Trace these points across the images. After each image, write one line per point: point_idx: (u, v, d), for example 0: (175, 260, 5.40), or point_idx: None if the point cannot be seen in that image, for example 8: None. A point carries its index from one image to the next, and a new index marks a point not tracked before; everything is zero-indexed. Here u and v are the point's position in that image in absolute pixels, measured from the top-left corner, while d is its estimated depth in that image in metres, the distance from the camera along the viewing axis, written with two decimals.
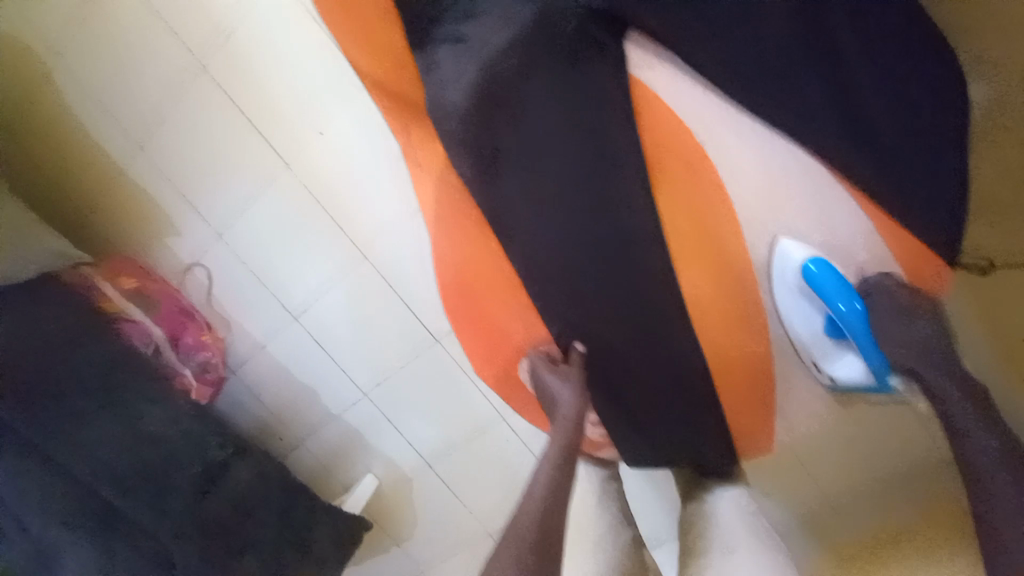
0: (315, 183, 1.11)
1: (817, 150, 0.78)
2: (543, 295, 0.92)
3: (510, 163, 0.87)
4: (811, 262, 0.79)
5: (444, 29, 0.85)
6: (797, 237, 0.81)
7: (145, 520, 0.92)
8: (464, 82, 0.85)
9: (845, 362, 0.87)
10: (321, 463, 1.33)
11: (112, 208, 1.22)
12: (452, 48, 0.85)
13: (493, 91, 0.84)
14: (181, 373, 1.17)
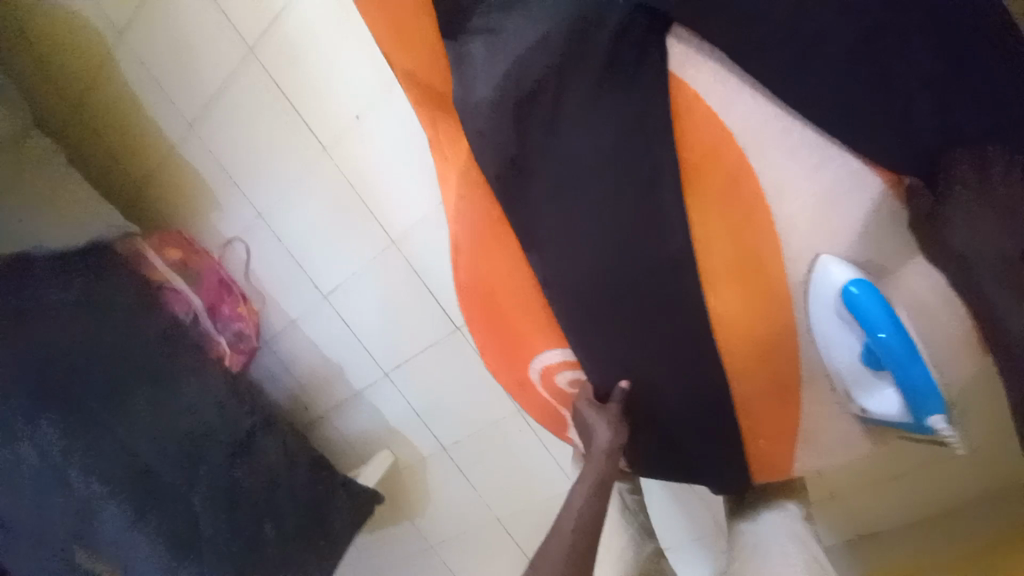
0: (352, 169, 1.07)
1: (969, 176, 0.48)
2: (580, 332, 0.62)
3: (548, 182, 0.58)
4: (853, 286, 0.49)
5: (480, 10, 0.58)
6: (844, 259, 0.51)
7: (182, 482, 0.99)
8: (506, 75, 0.56)
9: (878, 398, 0.51)
10: (343, 435, 1.39)
11: (167, 183, 1.31)
12: (490, 31, 0.57)
13: (542, 90, 0.56)
14: (216, 341, 1.21)
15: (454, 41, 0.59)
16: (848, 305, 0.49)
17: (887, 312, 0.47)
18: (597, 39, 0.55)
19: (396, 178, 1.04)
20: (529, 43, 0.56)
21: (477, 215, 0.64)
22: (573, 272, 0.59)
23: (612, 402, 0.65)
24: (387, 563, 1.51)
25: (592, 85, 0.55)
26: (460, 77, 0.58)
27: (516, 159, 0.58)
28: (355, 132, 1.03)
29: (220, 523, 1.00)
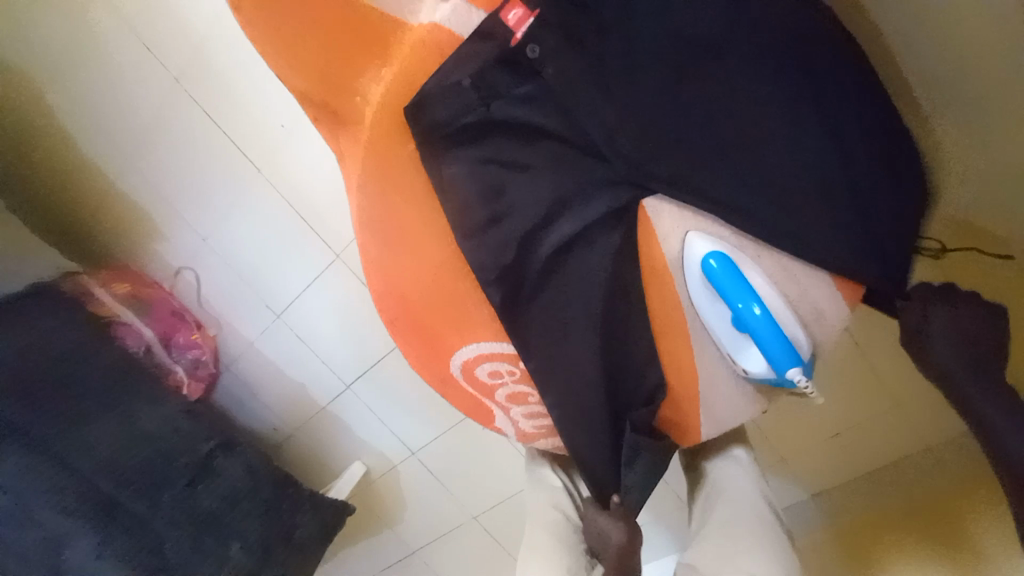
0: (289, 187, 1.10)
1: (811, 165, 0.56)
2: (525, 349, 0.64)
3: (528, 290, 0.62)
4: (711, 257, 0.55)
5: (463, 120, 0.60)
6: (711, 238, 0.57)
7: (143, 508, 1.00)
8: (492, 201, 0.61)
9: (750, 355, 0.57)
10: (312, 451, 1.41)
11: (109, 218, 1.32)
12: (475, 148, 0.61)
13: (523, 205, 0.60)
14: (174, 370, 1.26)
15: (436, 167, 0.63)
16: (710, 277, 0.55)
17: (742, 280, 0.54)
18: (569, 159, 0.59)
19: (332, 196, 1.08)
20: (511, 170, 0.61)
21: (382, 218, 0.67)
22: (557, 343, 0.63)
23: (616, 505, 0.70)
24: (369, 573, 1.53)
25: (572, 198, 0.60)
26: (449, 207, 0.63)
27: (511, 267, 0.62)
28: (286, 149, 1.06)
29: (187, 547, 1.01)
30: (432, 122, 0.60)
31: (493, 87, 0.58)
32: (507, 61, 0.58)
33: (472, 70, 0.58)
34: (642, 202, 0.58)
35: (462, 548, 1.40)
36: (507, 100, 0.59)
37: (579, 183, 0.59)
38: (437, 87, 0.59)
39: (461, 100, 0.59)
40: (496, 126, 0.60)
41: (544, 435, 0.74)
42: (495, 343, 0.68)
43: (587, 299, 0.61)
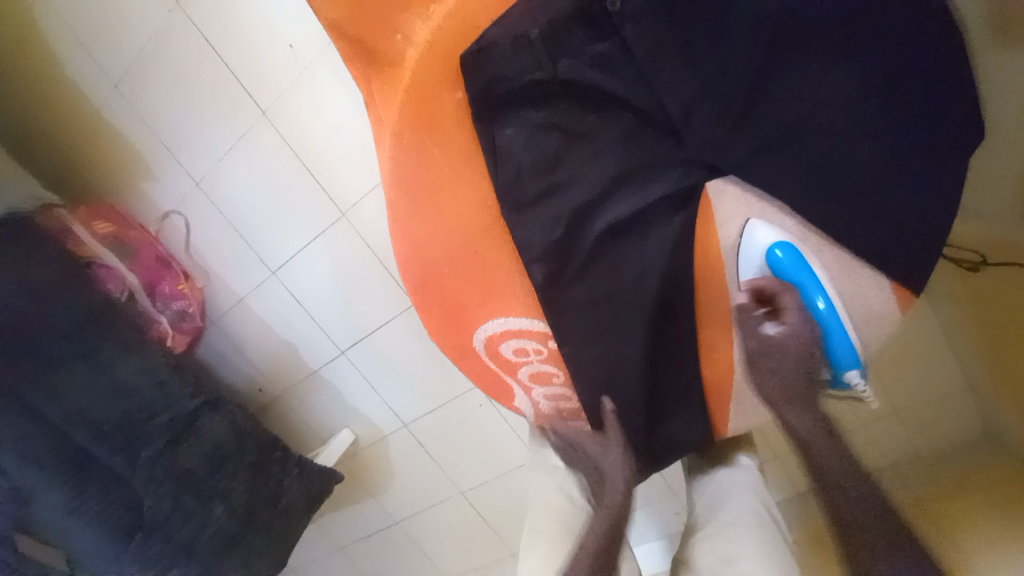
0: (295, 132, 1.02)
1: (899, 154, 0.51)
2: (565, 326, 0.63)
3: (575, 266, 0.61)
4: (778, 248, 0.54)
5: (528, 80, 0.57)
6: (779, 230, 0.55)
7: (120, 465, 0.95)
8: (550, 171, 0.59)
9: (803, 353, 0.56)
10: (300, 415, 1.36)
11: (93, 150, 1.21)
12: (536, 113, 0.59)
13: (581, 177, 0.59)
14: (159, 321, 1.17)
15: (488, 128, 0.60)
16: (776, 267, 0.54)
17: (808, 272, 0.53)
18: (641, 135, 0.57)
19: (340, 144, 1.00)
20: (573, 138, 0.59)
21: (413, 179, 0.63)
22: (598, 320, 0.62)
23: (612, 427, 0.67)
24: (349, 540, 1.51)
25: (638, 176, 0.58)
26: (495, 175, 0.60)
27: (563, 242, 0.60)
28: (294, 89, 0.97)
29: (166, 500, 0.97)
30: (492, 76, 0.58)
31: (565, 45, 0.56)
32: (587, 16, 0.55)
33: (541, 23, 0.56)
34: (711, 185, 0.56)
35: (447, 524, 1.37)
36: (578, 60, 0.56)
37: (641, 156, 0.58)
38: (502, 40, 0.57)
39: (528, 55, 0.56)
40: (563, 89, 0.57)
41: (563, 418, 0.73)
42: (523, 319, 0.66)
43: (634, 277, 0.60)
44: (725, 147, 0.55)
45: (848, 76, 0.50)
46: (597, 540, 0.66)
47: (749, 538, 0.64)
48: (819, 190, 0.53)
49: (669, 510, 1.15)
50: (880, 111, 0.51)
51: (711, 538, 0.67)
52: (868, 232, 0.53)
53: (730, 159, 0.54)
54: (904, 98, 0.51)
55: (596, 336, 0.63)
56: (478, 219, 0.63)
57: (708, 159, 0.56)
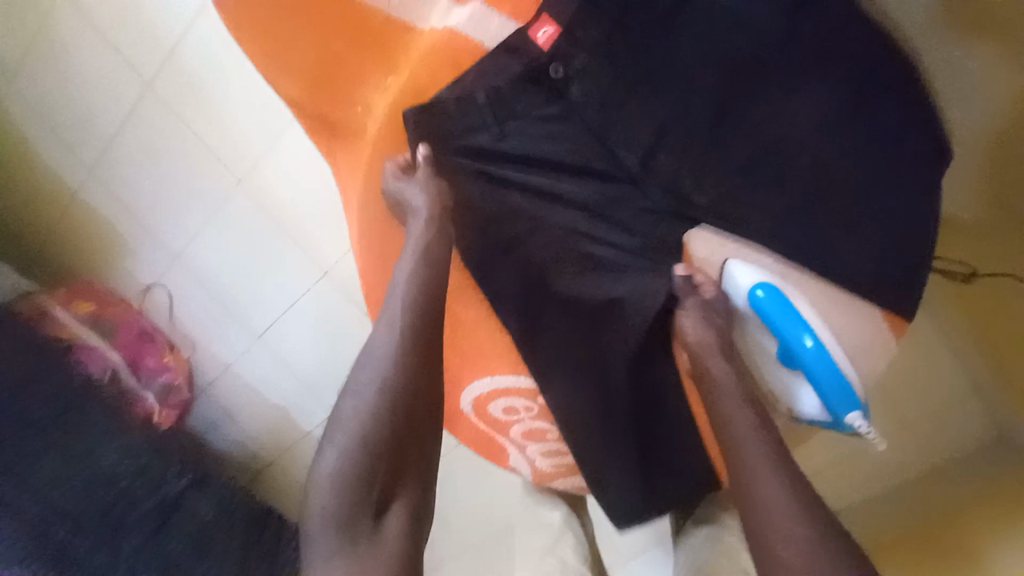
0: (268, 192, 1.01)
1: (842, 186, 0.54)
2: (546, 372, 0.63)
3: (553, 315, 0.62)
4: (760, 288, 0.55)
5: (479, 138, 0.61)
6: (756, 265, 0.57)
7: (105, 560, 0.90)
8: (517, 222, 0.62)
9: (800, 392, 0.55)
10: (296, 482, 1.30)
11: (71, 231, 1.21)
12: (492, 170, 0.62)
13: (546, 226, 0.62)
14: (144, 397, 1.14)
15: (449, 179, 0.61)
16: (757, 306, 0.55)
17: (790, 309, 0.53)
18: (592, 182, 0.61)
19: (311, 205, 1.00)
20: (531, 192, 0.62)
21: (378, 241, 0.63)
22: (587, 366, 0.62)
23: (419, 170, 0.59)
24: None
25: (597, 221, 0.62)
26: (461, 230, 0.62)
27: (538, 292, 0.62)
28: (264, 155, 0.98)
29: None
30: (444, 136, 0.60)
31: (511, 105, 0.60)
32: (534, 80, 0.59)
33: (485, 88, 0.59)
34: (687, 232, 0.59)
35: None
36: (527, 119, 0.60)
37: (595, 200, 0.61)
38: (452, 98, 0.59)
39: (475, 116, 0.60)
40: (514, 146, 0.61)
41: (561, 474, 0.70)
42: (507, 378, 0.65)
43: (620, 322, 0.60)
44: (687, 189, 0.57)
45: (781, 122, 0.55)
46: (379, 370, 0.51)
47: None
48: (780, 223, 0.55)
49: None
50: (824, 146, 0.54)
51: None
52: (837, 257, 0.54)
53: (678, 203, 0.58)
54: (846, 134, 0.54)
55: (584, 383, 0.63)
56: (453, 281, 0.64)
57: (660, 202, 0.59)
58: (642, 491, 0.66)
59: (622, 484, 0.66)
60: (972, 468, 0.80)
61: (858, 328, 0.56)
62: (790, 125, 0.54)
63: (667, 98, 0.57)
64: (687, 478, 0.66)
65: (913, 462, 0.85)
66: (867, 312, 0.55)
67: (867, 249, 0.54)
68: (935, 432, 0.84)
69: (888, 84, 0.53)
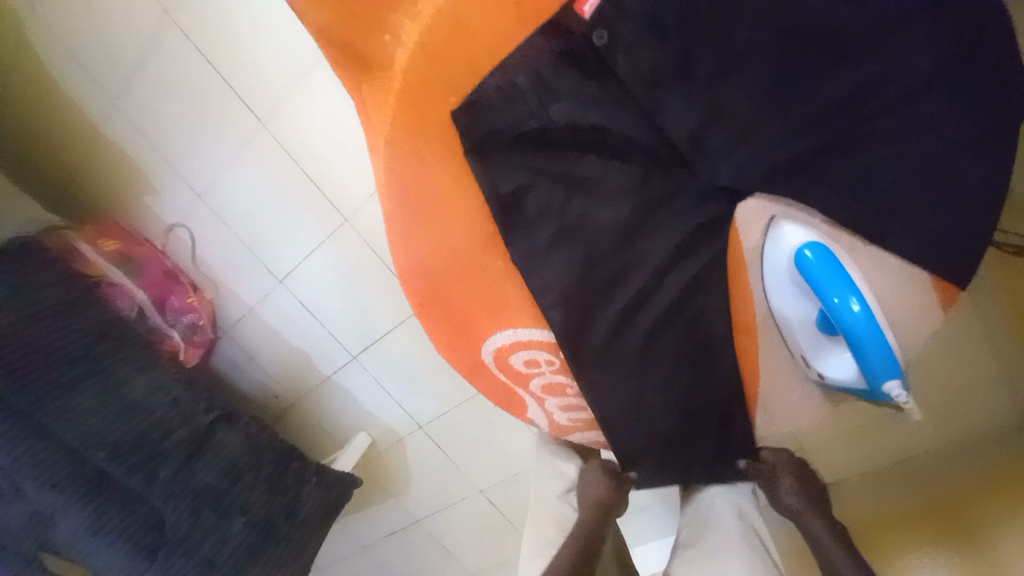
0: (293, 142, 0.99)
1: (924, 145, 0.47)
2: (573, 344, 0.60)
3: (592, 286, 0.58)
4: (811, 255, 0.50)
5: (519, 122, 0.56)
6: (811, 233, 0.51)
7: (139, 485, 0.95)
8: (563, 215, 0.57)
9: (838, 363, 0.52)
10: (317, 421, 1.36)
11: (95, 166, 1.21)
12: (531, 153, 0.57)
13: (589, 203, 0.57)
14: (170, 335, 1.18)
15: (482, 167, 0.58)
16: (803, 269, 0.50)
17: (843, 273, 0.48)
18: (646, 167, 0.55)
19: (338, 153, 0.97)
20: (581, 187, 0.57)
21: (416, 202, 0.62)
22: (614, 337, 0.59)
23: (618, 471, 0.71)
24: (371, 539, 1.50)
25: (651, 195, 0.55)
26: (497, 204, 0.59)
27: (578, 267, 0.58)
28: (288, 96, 0.95)
29: (186, 517, 0.97)
30: (485, 129, 0.57)
31: (555, 89, 0.54)
32: (576, 54, 0.54)
33: (530, 67, 0.54)
34: (733, 208, 0.54)
35: (467, 524, 1.35)
36: (574, 101, 0.54)
37: (643, 171, 0.55)
38: (494, 88, 0.55)
39: (518, 104, 0.55)
40: (561, 132, 0.55)
41: (580, 429, 0.71)
42: (529, 332, 0.64)
43: (654, 288, 0.57)
44: (750, 182, 0.52)
45: (864, 87, 0.47)
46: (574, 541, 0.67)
47: (739, 559, 0.62)
48: (846, 210, 0.50)
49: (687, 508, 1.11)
50: (908, 112, 0.47)
51: (701, 558, 0.65)
52: (902, 227, 0.49)
53: (740, 174, 0.52)
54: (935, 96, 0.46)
55: (620, 365, 0.60)
56: (482, 263, 0.62)
57: (727, 184, 0.53)
58: (663, 459, 0.65)
59: (645, 453, 0.65)
60: (981, 448, 0.78)
61: (906, 296, 0.51)
62: (875, 86, 0.47)
63: (729, 70, 0.49)
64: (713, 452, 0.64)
65: (915, 443, 0.84)
66: (921, 290, 0.52)
67: (935, 238, 0.49)
68: (944, 417, 0.81)
69: (991, 19, 0.46)
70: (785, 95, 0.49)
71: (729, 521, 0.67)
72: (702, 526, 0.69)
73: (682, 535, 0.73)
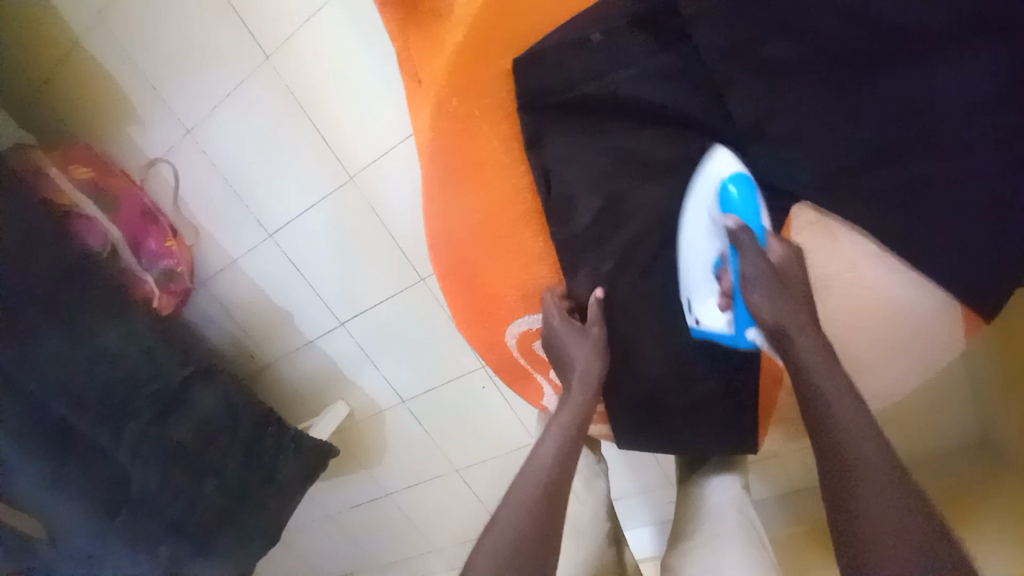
0: (298, 84, 0.92)
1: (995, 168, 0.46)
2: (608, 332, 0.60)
3: (630, 270, 0.56)
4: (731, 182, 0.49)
5: (579, 84, 0.52)
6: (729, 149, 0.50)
7: (105, 439, 0.88)
8: (603, 190, 0.54)
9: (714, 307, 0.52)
10: (293, 385, 1.30)
11: (71, 84, 1.09)
12: (586, 122, 0.54)
13: (637, 179, 0.53)
14: (144, 279, 1.06)
15: (533, 129, 0.55)
16: (724, 203, 0.49)
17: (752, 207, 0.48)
18: (710, 152, 0.51)
19: (351, 101, 0.91)
20: (633, 162, 0.53)
21: (454, 162, 0.57)
22: (644, 321, 0.58)
23: (591, 319, 0.58)
24: (337, 509, 1.48)
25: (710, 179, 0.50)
26: (547, 176, 0.56)
27: (620, 251, 0.56)
28: (304, 33, 0.88)
29: (154, 477, 0.92)
30: (540, 82, 0.53)
31: (625, 52, 0.51)
32: (653, 18, 0.50)
33: (604, 24, 0.51)
34: (788, 209, 0.51)
35: (438, 501, 1.34)
36: (640, 69, 0.51)
37: (703, 158, 0.51)
38: (559, 40, 0.52)
39: (583, 62, 0.51)
40: (620, 101, 0.51)
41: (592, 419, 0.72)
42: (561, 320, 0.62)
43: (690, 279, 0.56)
44: (805, 184, 0.50)
45: None
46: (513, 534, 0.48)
47: (738, 551, 0.65)
48: (898, 221, 0.48)
49: (660, 502, 1.14)
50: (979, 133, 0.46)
51: (701, 548, 0.68)
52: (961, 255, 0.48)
53: (801, 177, 0.49)
54: None
55: (645, 353, 0.60)
56: (526, 265, 0.59)
57: (786, 184, 0.50)
58: (667, 445, 0.67)
59: (652, 439, 0.67)
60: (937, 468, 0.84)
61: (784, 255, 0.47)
62: None
63: (805, 61, 0.46)
64: (718, 447, 0.66)
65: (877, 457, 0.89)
66: (945, 325, 0.52)
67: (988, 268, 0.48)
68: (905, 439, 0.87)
69: None
70: (862, 96, 0.46)
71: (726, 513, 0.70)
72: (700, 519, 0.72)
73: (676, 525, 0.76)
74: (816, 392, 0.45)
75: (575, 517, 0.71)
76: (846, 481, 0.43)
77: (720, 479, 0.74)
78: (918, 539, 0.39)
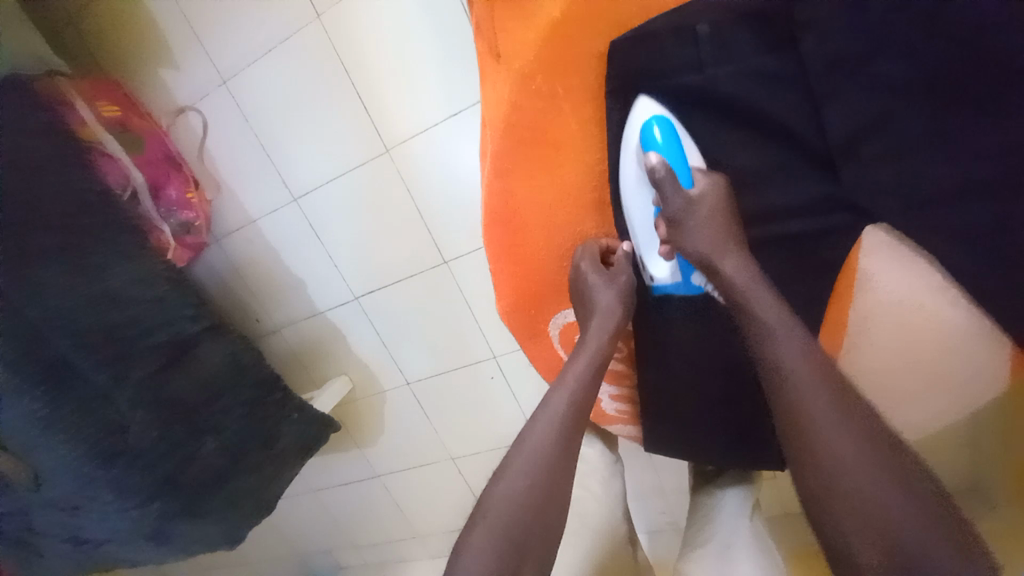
0: (351, 45, 0.90)
1: None
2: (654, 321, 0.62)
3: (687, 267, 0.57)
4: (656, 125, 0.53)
5: (676, 73, 0.53)
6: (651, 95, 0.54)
7: (105, 384, 0.83)
8: None
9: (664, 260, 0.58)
10: (295, 355, 1.28)
11: (111, 15, 1.06)
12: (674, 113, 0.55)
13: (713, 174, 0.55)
14: (160, 228, 1.04)
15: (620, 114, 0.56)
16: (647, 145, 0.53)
17: (677, 148, 0.53)
18: (791, 158, 0.53)
19: (404, 70, 0.89)
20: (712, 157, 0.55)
21: (528, 141, 0.58)
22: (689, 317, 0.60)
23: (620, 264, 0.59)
24: (323, 484, 1.45)
25: (785, 182, 0.53)
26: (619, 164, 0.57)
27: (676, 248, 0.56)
28: None
29: (153, 431, 0.88)
30: (638, 66, 0.53)
31: (728, 48, 0.51)
32: (763, 16, 0.50)
33: (714, 16, 0.51)
34: (860, 229, 0.52)
35: (429, 487, 1.32)
36: (738, 67, 0.51)
37: (782, 163, 0.53)
38: (666, 26, 0.52)
39: (685, 51, 0.52)
40: (714, 96, 0.53)
41: (623, 420, 0.73)
42: None
43: None
44: (888, 207, 0.49)
45: None
46: (514, 513, 0.50)
47: (749, 559, 0.66)
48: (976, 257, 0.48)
49: (655, 512, 1.14)
50: None
51: (712, 555, 0.68)
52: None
53: (881, 196, 0.49)
54: None
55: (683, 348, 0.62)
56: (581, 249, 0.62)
57: (860, 202, 0.51)
58: (690, 449, 0.67)
59: (675, 441, 0.67)
60: None
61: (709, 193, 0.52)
62: None
63: (918, 77, 0.45)
64: (739, 459, 0.65)
65: None
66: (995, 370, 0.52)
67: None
68: None
69: None
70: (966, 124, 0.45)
71: (739, 522, 0.70)
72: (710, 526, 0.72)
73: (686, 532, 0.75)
74: (803, 421, 0.45)
75: (589, 513, 0.71)
76: (833, 493, 0.43)
77: (735, 491, 0.73)
78: (912, 540, 0.40)
